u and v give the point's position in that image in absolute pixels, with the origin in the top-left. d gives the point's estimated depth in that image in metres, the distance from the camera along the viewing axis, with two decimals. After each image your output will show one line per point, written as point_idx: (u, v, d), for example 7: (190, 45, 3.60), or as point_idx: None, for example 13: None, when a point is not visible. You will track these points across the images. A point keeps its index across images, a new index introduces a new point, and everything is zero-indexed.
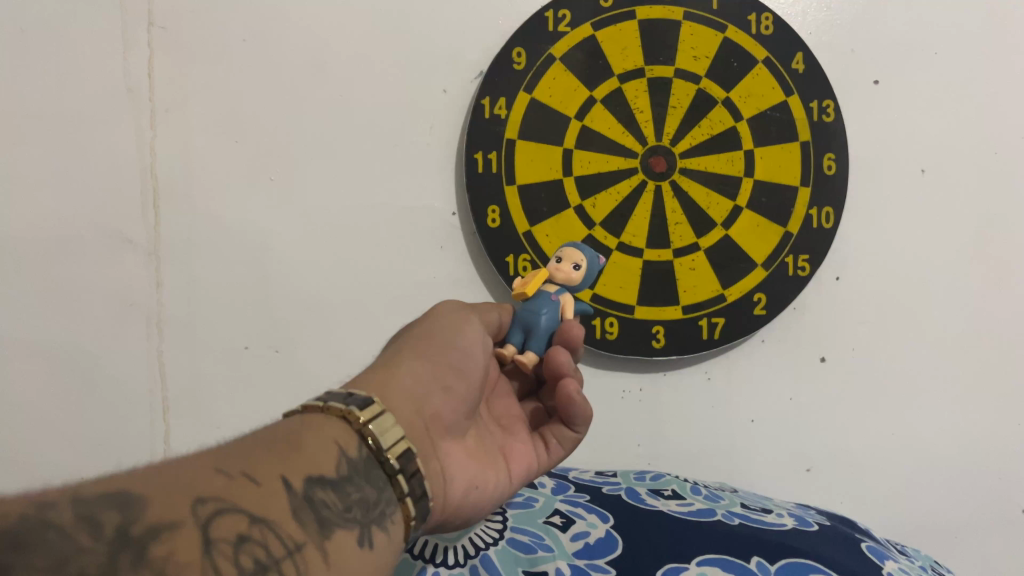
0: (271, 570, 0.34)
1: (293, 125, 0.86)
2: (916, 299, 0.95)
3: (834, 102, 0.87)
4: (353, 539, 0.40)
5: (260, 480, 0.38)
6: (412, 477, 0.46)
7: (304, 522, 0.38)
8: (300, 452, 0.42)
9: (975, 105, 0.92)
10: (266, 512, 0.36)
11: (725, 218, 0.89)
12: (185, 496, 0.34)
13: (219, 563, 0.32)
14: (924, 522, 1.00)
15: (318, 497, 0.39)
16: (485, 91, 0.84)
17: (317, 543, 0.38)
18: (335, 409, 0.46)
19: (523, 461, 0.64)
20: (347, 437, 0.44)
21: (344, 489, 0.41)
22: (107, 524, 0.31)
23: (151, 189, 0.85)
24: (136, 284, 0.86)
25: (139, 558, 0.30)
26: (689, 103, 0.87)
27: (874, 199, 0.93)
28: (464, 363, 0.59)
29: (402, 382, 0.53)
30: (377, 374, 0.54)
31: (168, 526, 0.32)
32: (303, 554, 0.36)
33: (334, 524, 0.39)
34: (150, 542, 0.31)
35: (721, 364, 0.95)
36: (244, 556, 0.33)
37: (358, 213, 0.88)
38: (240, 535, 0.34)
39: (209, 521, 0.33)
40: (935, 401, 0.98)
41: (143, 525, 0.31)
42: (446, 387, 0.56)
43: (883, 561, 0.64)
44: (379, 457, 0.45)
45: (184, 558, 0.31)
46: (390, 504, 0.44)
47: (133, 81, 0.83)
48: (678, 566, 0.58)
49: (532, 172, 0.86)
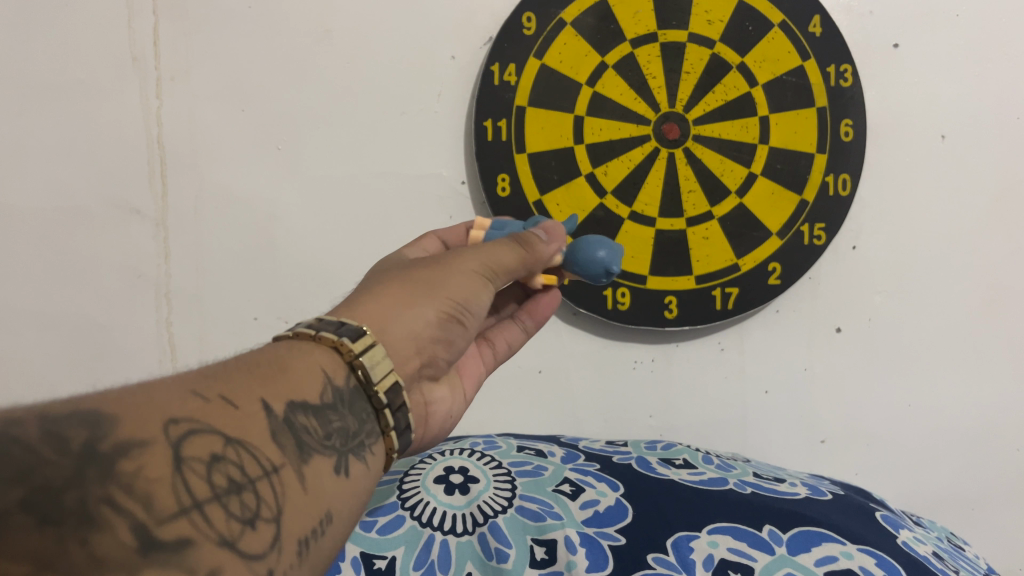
0: (246, 489, 0.33)
1: (299, 93, 0.85)
2: (935, 269, 0.93)
3: (852, 67, 0.85)
4: (330, 466, 0.40)
5: (239, 403, 0.37)
6: (397, 410, 0.47)
7: (282, 446, 0.37)
8: (285, 376, 0.41)
9: (998, 68, 0.89)
10: (243, 434, 0.35)
11: (740, 185, 0.87)
12: (157, 416, 0.33)
13: (190, 481, 0.31)
14: (939, 493, 1.00)
15: (298, 421, 0.39)
16: (494, 58, 0.82)
17: (294, 467, 0.37)
18: (327, 338, 0.45)
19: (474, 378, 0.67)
20: (334, 366, 0.44)
21: (326, 417, 0.41)
22: (74, 440, 0.29)
23: (159, 159, 0.84)
24: (144, 255, 0.86)
25: (107, 472, 0.29)
26: (703, 68, 0.85)
27: (894, 166, 0.91)
28: (472, 318, 0.56)
29: (411, 326, 0.51)
30: (383, 306, 0.51)
31: (138, 445, 0.31)
32: (278, 477, 0.36)
33: (312, 450, 0.39)
34: (118, 459, 0.30)
35: (736, 334, 0.93)
36: (218, 474, 0.32)
37: (366, 182, 0.87)
38: (214, 455, 0.33)
39: (181, 441, 0.32)
40: (952, 372, 0.97)
41: (111, 442, 0.30)
42: (448, 337, 0.55)
43: (899, 530, 0.63)
44: (367, 389, 0.45)
45: (154, 474, 0.30)
46: (371, 435, 0.45)
47: (138, 50, 0.82)
48: (689, 534, 0.57)
49: (542, 140, 0.84)
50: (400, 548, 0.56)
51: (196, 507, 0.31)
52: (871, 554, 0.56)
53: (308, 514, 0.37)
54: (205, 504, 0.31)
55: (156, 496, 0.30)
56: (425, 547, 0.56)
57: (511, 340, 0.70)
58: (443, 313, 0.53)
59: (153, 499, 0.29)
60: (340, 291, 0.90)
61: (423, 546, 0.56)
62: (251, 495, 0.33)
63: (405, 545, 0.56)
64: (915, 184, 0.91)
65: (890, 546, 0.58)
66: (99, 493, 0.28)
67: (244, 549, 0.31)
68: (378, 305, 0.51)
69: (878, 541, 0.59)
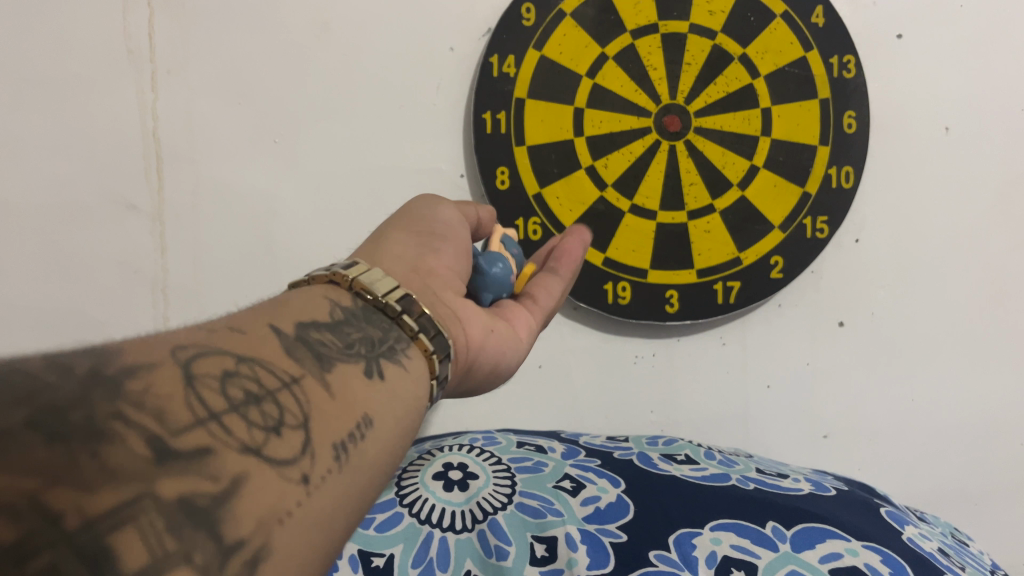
0: (266, 400, 0.32)
1: (298, 86, 0.84)
2: (938, 263, 0.93)
3: (854, 58, 0.84)
4: (359, 371, 0.39)
5: (246, 330, 0.37)
6: (419, 316, 0.46)
7: (299, 360, 0.37)
8: (291, 306, 0.42)
9: (1002, 59, 0.88)
10: (254, 353, 0.35)
11: (741, 178, 0.86)
12: (161, 346, 0.32)
13: (204, 395, 0.30)
14: (943, 489, 0.99)
15: (312, 337, 0.39)
16: (493, 49, 0.81)
17: (317, 375, 0.36)
18: (321, 276, 0.47)
19: (526, 323, 0.63)
20: (337, 293, 0.45)
21: (342, 331, 0.41)
22: (77, 367, 0.28)
23: (154, 153, 0.83)
24: (140, 250, 0.85)
25: (115, 393, 0.28)
26: (705, 59, 0.84)
27: (897, 159, 0.90)
28: (448, 233, 0.58)
29: (392, 253, 0.53)
30: (362, 253, 0.53)
31: (145, 368, 0.30)
32: (301, 387, 0.35)
33: (335, 358, 0.38)
34: (126, 380, 0.29)
35: (737, 329, 0.93)
36: (232, 389, 0.32)
37: (364, 176, 0.87)
38: (226, 371, 0.32)
39: (188, 362, 0.32)
40: (954, 366, 0.96)
41: (118, 366, 0.29)
42: (437, 249, 0.56)
43: (903, 526, 0.62)
44: (378, 304, 0.46)
45: (164, 392, 0.29)
46: (401, 341, 0.44)
47: (133, 43, 0.81)
48: (692, 531, 0.57)
49: (542, 132, 0.84)
50: (398, 545, 0.55)
51: (212, 418, 0.30)
52: (877, 551, 0.55)
53: (341, 418, 0.35)
54: (222, 415, 0.30)
55: (168, 409, 0.29)
56: (424, 544, 0.55)
57: (549, 289, 0.68)
58: (413, 233, 0.56)
59: (166, 412, 0.28)
60: None
61: (422, 544, 0.55)
62: (272, 406, 0.32)
63: (403, 542, 0.55)
64: (920, 178, 0.90)
65: (895, 542, 0.58)
66: (108, 409, 0.27)
67: (270, 455, 0.30)
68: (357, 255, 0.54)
69: (883, 537, 0.58)
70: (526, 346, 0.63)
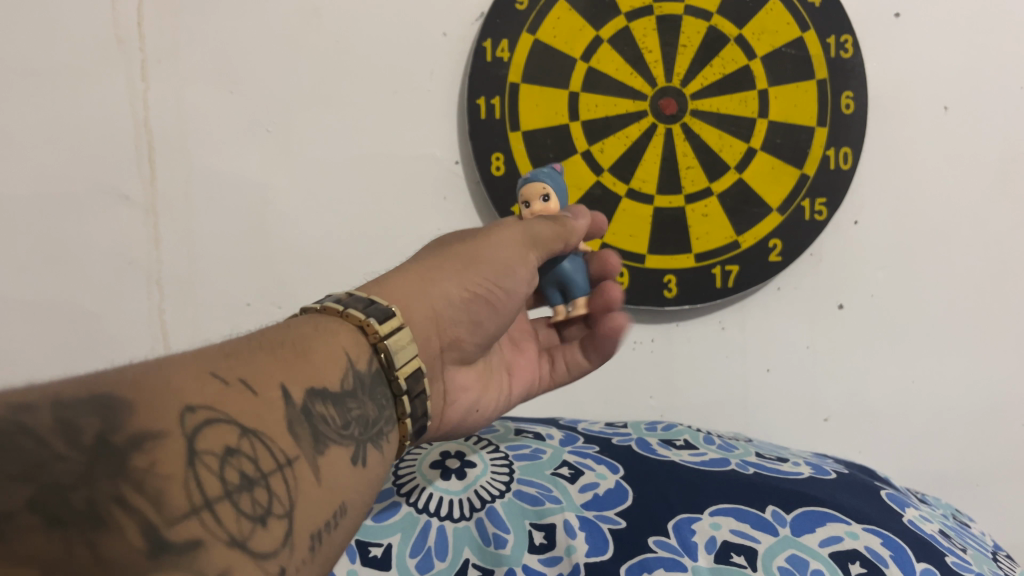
0: (258, 485, 0.33)
1: (290, 74, 0.83)
2: (937, 244, 0.92)
3: (852, 38, 0.83)
4: (345, 455, 0.40)
5: (257, 390, 0.37)
6: (416, 397, 0.49)
7: (297, 437, 0.37)
8: (305, 360, 0.42)
9: (1002, 36, 0.87)
10: (260, 424, 0.35)
11: (739, 160, 0.85)
12: (175, 403, 0.32)
13: (201, 477, 0.31)
14: (945, 470, 0.99)
15: (315, 410, 0.40)
16: (486, 34, 0.80)
17: (308, 458, 0.37)
18: (353, 318, 0.47)
19: (523, 378, 0.68)
20: (357, 349, 0.46)
21: (344, 405, 0.42)
22: (86, 432, 0.29)
23: (146, 143, 0.83)
24: (134, 241, 0.84)
25: (118, 470, 0.28)
26: (700, 41, 0.83)
27: (895, 139, 0.89)
28: (502, 299, 0.58)
29: (433, 306, 0.54)
30: (409, 288, 0.53)
31: (152, 437, 0.30)
32: (292, 469, 0.36)
33: (328, 439, 0.39)
34: (131, 454, 0.29)
35: (736, 314, 0.92)
36: (231, 470, 0.32)
37: (356, 164, 0.86)
38: (228, 448, 0.33)
39: (196, 433, 0.32)
40: (955, 346, 0.95)
41: (125, 435, 0.29)
42: (474, 319, 0.57)
43: (904, 508, 0.62)
44: (388, 374, 0.47)
45: (167, 470, 0.30)
46: (388, 423, 0.46)
47: (122, 31, 0.80)
48: (691, 516, 0.56)
49: (537, 117, 0.83)
50: (396, 535, 0.55)
51: (206, 506, 0.30)
52: (876, 534, 0.55)
53: (320, 507, 0.37)
54: (216, 502, 0.30)
55: (166, 494, 0.29)
56: (421, 533, 0.55)
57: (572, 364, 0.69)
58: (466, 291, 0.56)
59: (163, 497, 0.29)
60: (335, 276, 0.89)
61: (419, 533, 0.55)
62: (263, 491, 0.33)
63: (401, 531, 0.55)
64: (919, 158, 0.89)
65: (895, 524, 0.57)
66: (110, 492, 0.28)
67: (254, 548, 0.31)
68: (406, 281, 0.54)
69: (883, 519, 0.58)
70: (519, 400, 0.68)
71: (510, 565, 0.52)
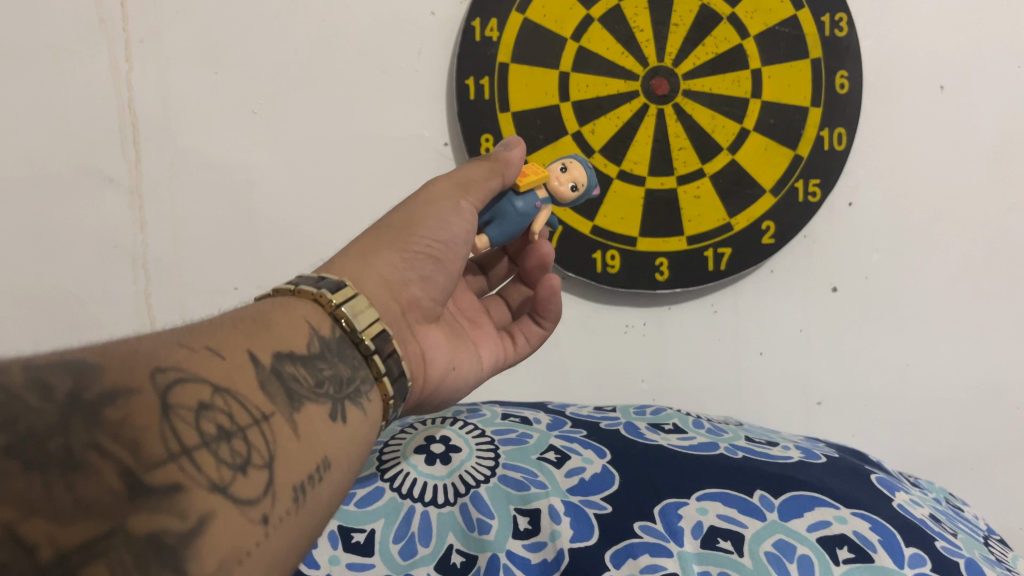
0: (236, 437, 0.33)
1: (274, 56, 0.82)
2: (931, 227, 0.91)
3: (847, 16, 0.82)
4: (324, 413, 0.40)
5: (224, 354, 0.37)
6: (388, 357, 0.47)
7: (271, 395, 0.37)
8: (269, 329, 0.42)
9: (1001, 14, 0.86)
10: (230, 382, 0.35)
11: (732, 141, 0.84)
12: (142, 365, 0.32)
13: (179, 428, 0.31)
14: (939, 452, 0.98)
15: (286, 371, 0.39)
16: (474, 12, 0.78)
17: (286, 414, 0.37)
18: (307, 292, 0.47)
19: (493, 347, 0.68)
20: (319, 317, 0.46)
21: (315, 365, 0.42)
22: (58, 388, 0.29)
23: (130, 124, 0.81)
24: (118, 224, 0.83)
25: (93, 419, 0.28)
26: (693, 20, 0.81)
27: (890, 120, 0.88)
28: (448, 252, 0.57)
29: (380, 271, 0.54)
30: (352, 258, 0.54)
31: (125, 392, 0.30)
32: (270, 424, 0.36)
33: (304, 397, 0.39)
34: (103, 407, 0.29)
35: (729, 297, 0.91)
36: (208, 422, 0.32)
37: (345, 145, 0.85)
38: (202, 402, 0.33)
39: (168, 388, 0.32)
40: (948, 328, 0.95)
41: (97, 391, 0.29)
42: (425, 274, 0.56)
43: (894, 493, 0.61)
44: (354, 338, 0.46)
45: (141, 423, 0.30)
46: (366, 383, 0.45)
47: (105, 11, 0.78)
48: (678, 501, 0.56)
49: (526, 97, 0.81)
50: (380, 520, 0.54)
51: (184, 454, 0.30)
52: (865, 518, 0.54)
53: (303, 459, 0.37)
54: (194, 450, 0.30)
55: (143, 443, 0.29)
56: (405, 519, 0.54)
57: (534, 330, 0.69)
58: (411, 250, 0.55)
59: (141, 446, 0.29)
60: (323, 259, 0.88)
61: (403, 518, 0.54)
62: (241, 443, 0.33)
63: (384, 517, 0.54)
64: (913, 139, 0.88)
65: (884, 509, 0.57)
66: (85, 439, 0.27)
67: (235, 494, 0.31)
68: (343, 260, 0.53)
69: (874, 504, 0.57)
70: (494, 370, 0.68)
71: (494, 551, 0.51)
